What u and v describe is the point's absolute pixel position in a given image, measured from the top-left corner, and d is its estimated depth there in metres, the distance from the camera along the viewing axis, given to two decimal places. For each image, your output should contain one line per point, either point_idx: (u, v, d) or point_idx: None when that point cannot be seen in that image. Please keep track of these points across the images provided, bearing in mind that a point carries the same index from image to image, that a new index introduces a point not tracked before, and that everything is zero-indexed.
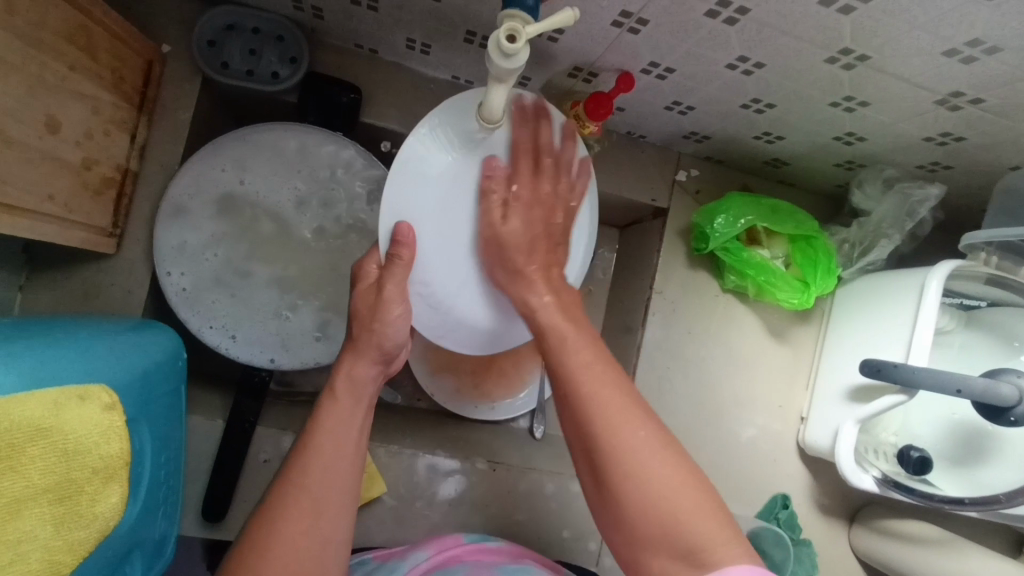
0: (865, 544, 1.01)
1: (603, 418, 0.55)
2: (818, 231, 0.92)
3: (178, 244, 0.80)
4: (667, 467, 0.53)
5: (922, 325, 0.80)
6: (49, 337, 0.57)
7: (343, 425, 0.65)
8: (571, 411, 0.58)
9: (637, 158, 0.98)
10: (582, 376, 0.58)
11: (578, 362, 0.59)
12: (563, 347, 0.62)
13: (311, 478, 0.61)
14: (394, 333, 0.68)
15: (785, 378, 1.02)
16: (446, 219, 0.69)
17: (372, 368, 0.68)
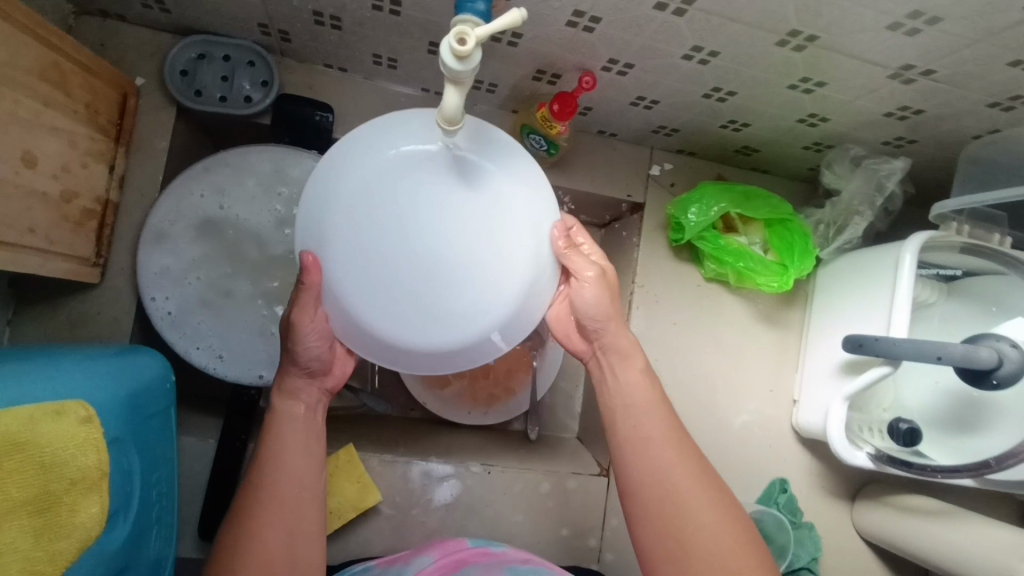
0: (870, 522, 1.00)
1: (644, 460, 0.68)
2: (792, 214, 0.93)
3: (162, 268, 0.81)
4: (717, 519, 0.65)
5: (901, 298, 0.81)
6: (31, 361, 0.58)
7: (289, 429, 0.68)
8: (630, 466, 0.69)
9: (611, 156, 0.99)
10: (645, 426, 0.70)
11: (642, 416, 0.70)
12: (643, 400, 0.71)
13: (272, 483, 0.65)
14: (309, 352, 0.67)
15: (775, 362, 1.03)
16: (355, 247, 0.63)
17: (301, 380, 0.70)
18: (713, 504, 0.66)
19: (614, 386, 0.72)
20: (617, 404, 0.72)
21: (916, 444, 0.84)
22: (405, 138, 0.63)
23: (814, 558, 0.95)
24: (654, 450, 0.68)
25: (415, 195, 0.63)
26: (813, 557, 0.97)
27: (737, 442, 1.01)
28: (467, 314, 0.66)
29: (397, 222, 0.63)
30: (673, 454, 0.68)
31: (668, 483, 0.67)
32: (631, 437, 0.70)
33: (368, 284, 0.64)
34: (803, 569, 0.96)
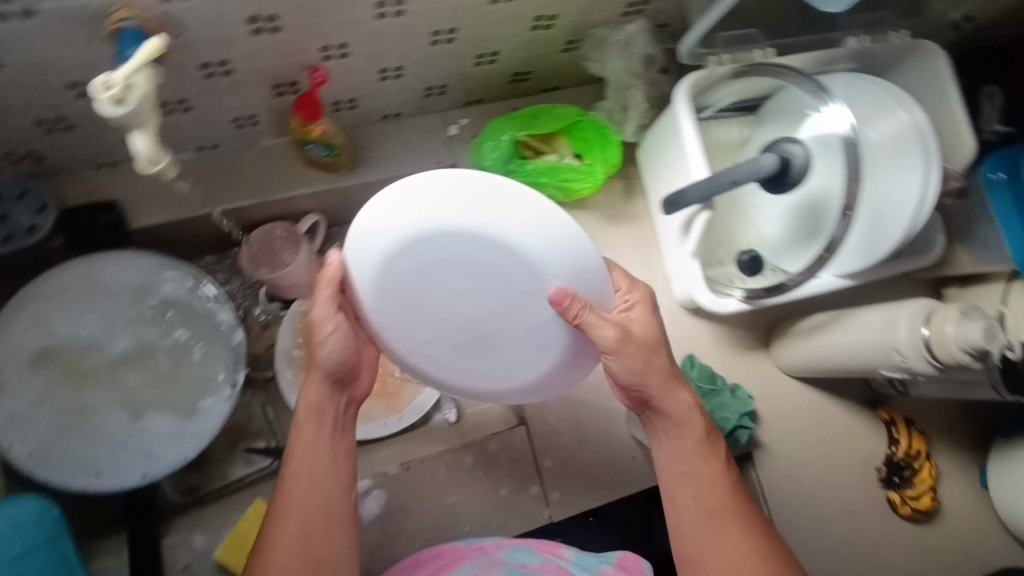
0: (788, 357, 1.03)
1: (688, 501, 0.75)
2: (581, 113, 0.95)
3: (9, 415, 0.80)
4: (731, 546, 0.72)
5: (689, 144, 0.83)
6: None
7: (308, 452, 0.72)
8: (686, 527, 0.75)
9: (405, 134, 1.01)
10: (683, 467, 0.77)
11: (687, 458, 0.77)
12: (706, 477, 0.76)
13: (292, 510, 0.70)
14: (331, 351, 0.74)
15: (640, 252, 1.05)
16: (413, 302, 0.70)
17: (320, 390, 0.75)
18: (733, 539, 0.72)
19: (668, 453, 0.78)
20: (676, 445, 0.77)
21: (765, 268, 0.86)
22: (457, 214, 0.62)
23: (742, 413, 0.98)
24: (692, 478, 0.76)
25: (472, 265, 0.66)
26: (743, 413, 0.99)
27: None
28: (520, 365, 0.75)
29: (432, 292, 0.69)
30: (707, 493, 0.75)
31: (701, 505, 0.75)
32: (676, 479, 0.77)
33: (408, 340, 0.74)
34: (739, 428, 0.99)
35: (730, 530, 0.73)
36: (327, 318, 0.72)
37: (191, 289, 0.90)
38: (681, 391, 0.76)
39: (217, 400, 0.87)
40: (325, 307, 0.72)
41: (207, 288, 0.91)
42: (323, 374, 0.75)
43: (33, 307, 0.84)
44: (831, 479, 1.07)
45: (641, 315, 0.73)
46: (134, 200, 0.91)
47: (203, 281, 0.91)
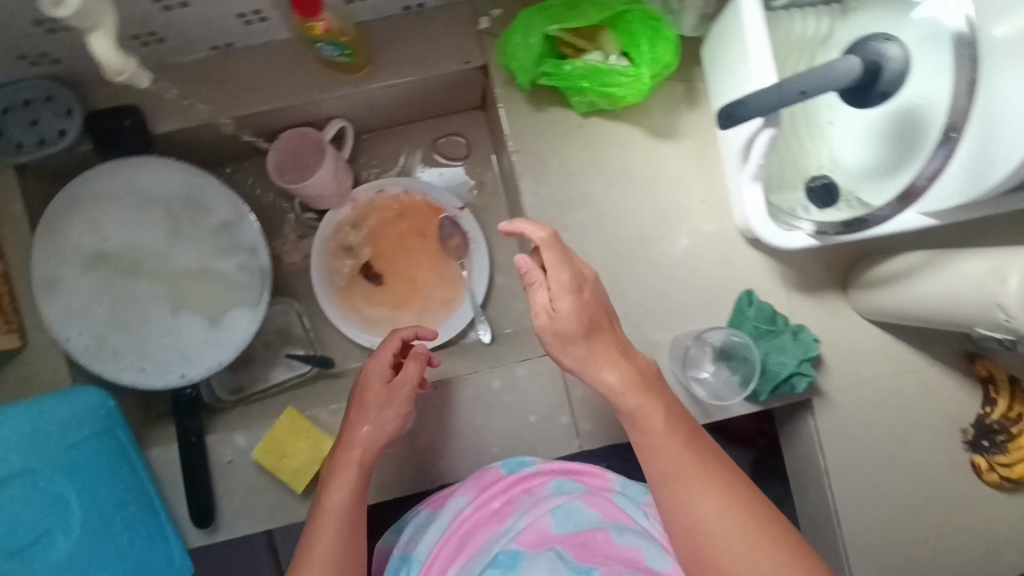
0: (868, 304, 0.89)
1: (648, 432, 0.71)
2: (628, 0, 0.79)
3: (67, 309, 0.87)
4: (717, 490, 0.68)
5: (753, 40, 0.69)
6: None
7: (347, 505, 0.78)
8: (669, 485, 0.69)
9: (429, 29, 0.89)
10: (648, 415, 0.72)
11: (642, 412, 0.72)
12: (642, 409, 0.72)
13: (326, 532, 0.76)
14: (382, 425, 0.81)
15: (699, 172, 0.92)
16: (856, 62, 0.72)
17: (371, 441, 0.80)
18: (717, 496, 0.67)
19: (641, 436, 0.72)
20: (609, 393, 0.73)
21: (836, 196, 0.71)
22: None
23: (801, 359, 0.87)
24: (653, 454, 0.71)
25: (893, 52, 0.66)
26: (802, 359, 0.88)
27: (687, 269, 0.93)
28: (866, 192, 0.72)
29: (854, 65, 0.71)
30: (688, 453, 0.70)
31: (653, 460, 0.71)
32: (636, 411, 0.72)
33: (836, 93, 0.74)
34: (795, 376, 0.88)
35: (711, 487, 0.68)
36: (367, 430, 0.80)
37: (234, 208, 0.89)
38: (601, 369, 0.72)
39: (244, 312, 0.89)
40: (382, 394, 0.82)
41: (247, 206, 0.90)
42: (385, 437, 0.81)
43: (90, 211, 0.87)
44: (908, 437, 0.94)
45: (562, 300, 0.70)
46: (153, 104, 0.89)
47: (248, 212, 0.89)
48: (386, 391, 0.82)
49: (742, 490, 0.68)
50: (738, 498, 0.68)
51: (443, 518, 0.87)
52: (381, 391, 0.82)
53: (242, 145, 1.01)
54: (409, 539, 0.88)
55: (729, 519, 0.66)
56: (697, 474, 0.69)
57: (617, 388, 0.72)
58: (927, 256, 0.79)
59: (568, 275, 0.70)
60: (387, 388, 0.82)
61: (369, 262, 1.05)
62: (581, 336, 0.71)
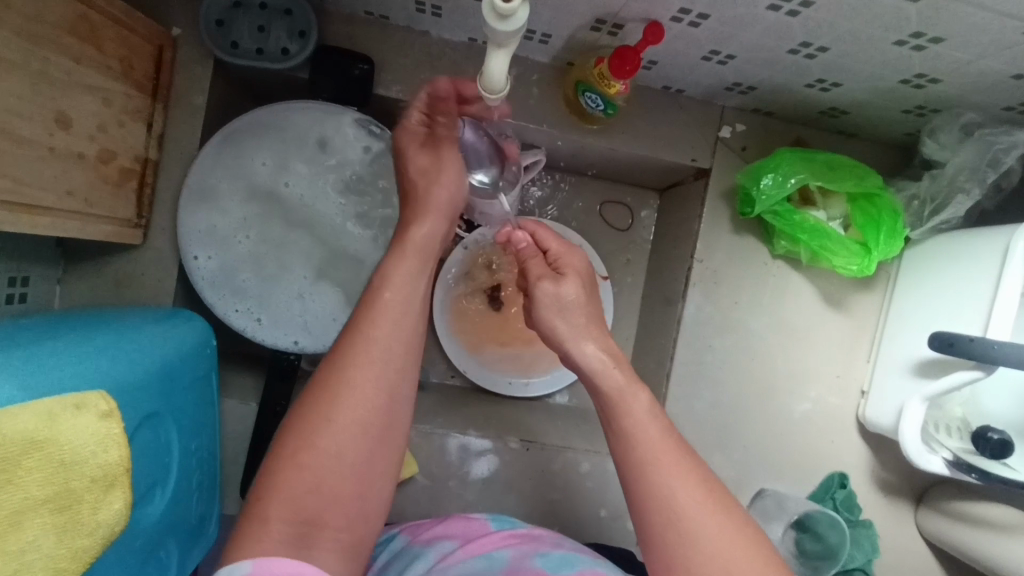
0: (935, 527, 0.94)
1: (663, 470, 0.58)
2: (882, 187, 0.81)
3: (207, 228, 0.81)
4: (747, 557, 0.55)
5: (1009, 286, 0.72)
6: (82, 338, 0.59)
7: (387, 350, 0.61)
8: (669, 534, 0.57)
9: (676, 116, 0.88)
10: (658, 454, 0.59)
11: (649, 446, 0.60)
12: (658, 462, 0.59)
13: (348, 410, 0.58)
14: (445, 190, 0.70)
15: (845, 350, 0.95)
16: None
17: (433, 230, 0.68)
18: (752, 555, 0.55)
19: (637, 478, 0.59)
20: (614, 421, 0.62)
21: (1007, 457, 0.76)
22: None
23: (871, 560, 0.90)
24: (674, 500, 0.57)
25: None
26: (869, 560, 0.91)
27: (795, 430, 0.95)
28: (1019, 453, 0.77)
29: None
30: (713, 513, 0.56)
31: (671, 505, 0.57)
32: (645, 444, 0.60)
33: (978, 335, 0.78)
34: (855, 572, 0.91)
35: (729, 533, 0.56)
36: (409, 276, 0.64)
37: None
38: (631, 394, 0.63)
39: None
40: (423, 159, 0.71)
41: None
42: (440, 214, 0.68)
43: (283, 145, 0.82)
44: None
45: (572, 288, 0.68)
46: (386, 65, 0.83)
47: None
48: (427, 143, 0.71)
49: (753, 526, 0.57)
50: (769, 555, 0.56)
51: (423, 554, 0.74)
52: (422, 146, 0.71)
53: None
54: (386, 565, 0.76)
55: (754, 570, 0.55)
56: (737, 542, 0.56)
57: (644, 421, 0.61)
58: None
59: (573, 274, 0.70)
60: (423, 150, 0.71)
61: (494, 290, 1.02)
62: (580, 317, 0.67)
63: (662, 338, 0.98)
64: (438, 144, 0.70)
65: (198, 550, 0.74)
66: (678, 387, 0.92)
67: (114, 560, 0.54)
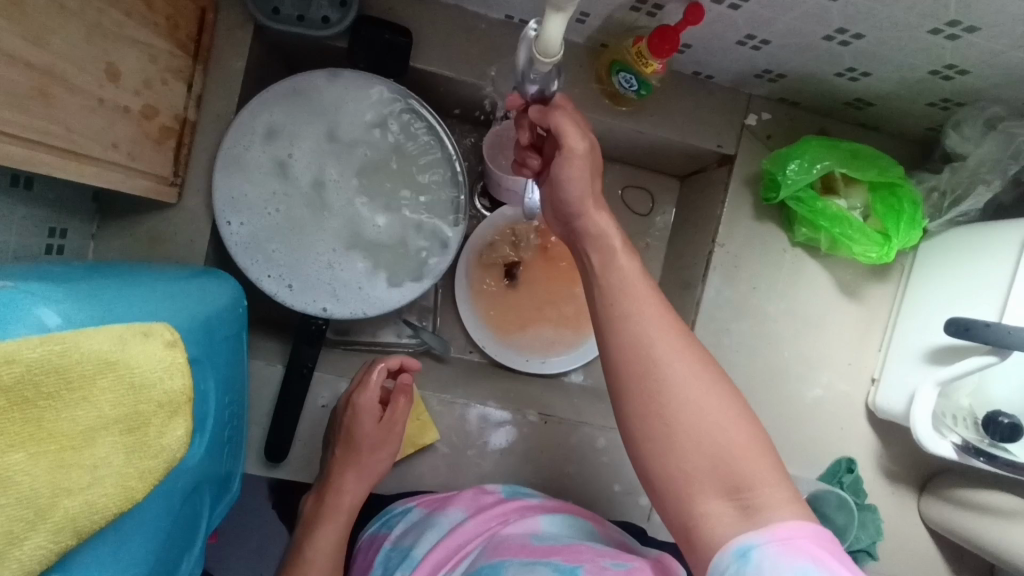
0: (937, 513, 0.97)
1: (646, 321, 0.59)
2: (904, 178, 0.84)
3: (242, 192, 0.82)
4: (719, 407, 0.57)
5: None
6: (129, 280, 0.60)
7: None
8: (648, 384, 0.58)
9: (703, 101, 0.90)
10: (643, 308, 0.60)
11: (636, 299, 0.61)
12: (643, 315, 0.60)
13: None
14: (377, 465, 0.83)
15: (858, 338, 0.97)
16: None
17: (359, 488, 0.82)
18: (726, 407, 0.57)
19: (619, 328, 0.60)
20: (604, 278, 0.63)
21: (1016, 440, 0.78)
22: None
23: (875, 541, 0.92)
24: (654, 348, 0.58)
25: None
26: (873, 542, 0.93)
27: (806, 416, 0.97)
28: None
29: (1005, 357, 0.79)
30: (691, 363, 0.58)
31: (650, 351, 0.58)
32: (631, 297, 0.61)
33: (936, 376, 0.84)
34: (861, 552, 0.93)
35: (710, 388, 0.57)
36: (335, 545, 0.80)
37: (447, 176, 0.88)
38: (623, 258, 0.64)
39: (412, 274, 0.87)
40: (375, 434, 0.81)
41: (461, 181, 0.88)
42: (366, 480, 0.82)
43: (319, 114, 0.84)
44: None
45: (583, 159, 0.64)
46: (423, 38, 0.85)
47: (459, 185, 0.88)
48: (382, 422, 0.82)
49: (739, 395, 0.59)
50: (751, 423, 0.57)
51: (437, 529, 0.77)
52: (376, 426, 0.81)
53: (462, 106, 0.97)
54: (401, 535, 0.79)
55: (730, 423, 0.56)
56: (710, 390, 0.57)
57: (632, 278, 0.62)
58: None
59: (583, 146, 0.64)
60: (378, 427, 0.81)
61: (515, 267, 1.03)
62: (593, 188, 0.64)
63: (679, 321, 0.99)
64: (392, 426, 0.82)
65: (222, 507, 0.75)
66: None
67: (162, 502, 0.54)
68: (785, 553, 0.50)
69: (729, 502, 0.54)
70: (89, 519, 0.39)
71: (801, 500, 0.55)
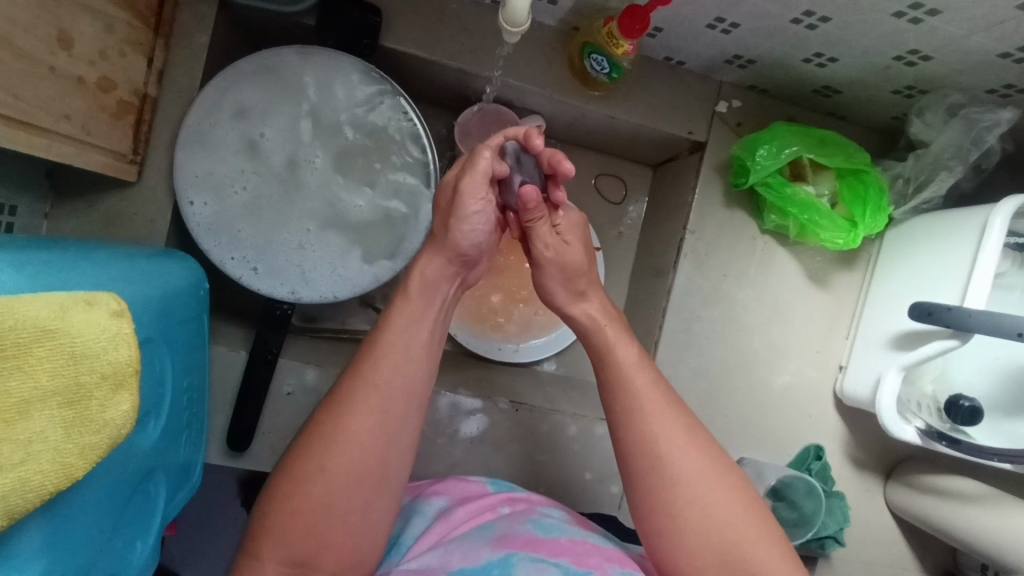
0: (902, 500, 0.98)
1: (651, 421, 0.62)
2: (869, 164, 0.85)
3: (206, 173, 0.79)
4: (725, 495, 0.60)
5: (985, 260, 0.75)
6: (80, 255, 0.58)
7: (366, 434, 0.59)
8: (653, 480, 0.61)
9: (675, 87, 0.90)
10: (646, 402, 0.63)
11: (639, 398, 0.63)
12: (646, 409, 0.63)
13: (336, 462, 0.58)
14: (470, 232, 0.64)
15: (826, 326, 0.98)
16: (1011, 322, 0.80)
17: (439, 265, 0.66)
18: (731, 493, 0.60)
19: (625, 424, 0.63)
20: (604, 372, 0.66)
21: (975, 423, 0.80)
22: None
23: (842, 527, 0.93)
24: (658, 445, 0.61)
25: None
26: (840, 527, 0.95)
27: (776, 403, 0.98)
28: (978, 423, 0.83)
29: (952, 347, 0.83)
30: (693, 454, 0.61)
31: (656, 448, 0.61)
32: (633, 392, 0.64)
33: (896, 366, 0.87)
34: (828, 539, 0.94)
35: (713, 476, 0.60)
36: (408, 323, 0.64)
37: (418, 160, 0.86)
38: (621, 349, 0.67)
39: (383, 260, 0.85)
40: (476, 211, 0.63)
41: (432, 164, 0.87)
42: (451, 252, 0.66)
43: (286, 93, 0.82)
44: None
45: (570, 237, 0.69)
46: (393, 17, 0.83)
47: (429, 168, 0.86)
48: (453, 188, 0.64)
49: (740, 475, 0.62)
50: (754, 500, 0.61)
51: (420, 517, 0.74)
52: (450, 192, 0.65)
53: (435, 90, 0.96)
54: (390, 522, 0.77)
55: (733, 506, 0.59)
56: (713, 478, 0.60)
57: (634, 375, 0.65)
58: (990, 491, 0.88)
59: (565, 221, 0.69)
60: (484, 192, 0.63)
61: None
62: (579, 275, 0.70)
63: (651, 309, 1.00)
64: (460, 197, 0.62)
65: (181, 495, 0.72)
66: (667, 355, 0.94)
67: (109, 484, 0.52)
68: None
69: None
70: (21, 498, 0.36)
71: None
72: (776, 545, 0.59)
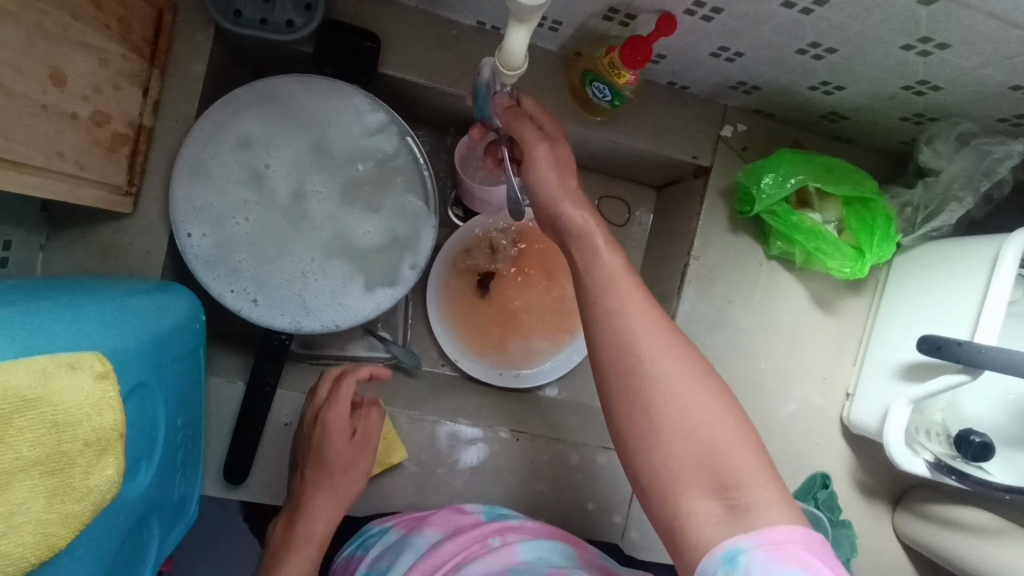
0: (911, 529, 0.96)
1: (630, 314, 0.57)
2: (878, 193, 0.83)
3: (204, 204, 0.78)
4: (707, 403, 0.54)
5: (996, 294, 0.73)
6: (70, 298, 0.57)
7: None
8: (628, 378, 0.55)
9: (679, 112, 0.89)
10: (626, 303, 0.58)
11: (620, 294, 0.59)
12: (626, 308, 0.57)
13: None
14: (352, 460, 0.81)
15: (833, 352, 0.96)
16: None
17: (331, 502, 0.79)
18: (712, 401, 0.54)
19: (604, 321, 0.58)
20: (586, 275, 0.61)
21: (987, 459, 0.78)
22: None
23: (849, 558, 0.91)
24: (638, 343, 0.56)
25: None
26: (847, 559, 0.92)
27: (781, 431, 0.96)
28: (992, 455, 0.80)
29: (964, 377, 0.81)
30: (675, 356, 0.55)
31: (635, 348, 0.56)
32: (614, 295, 0.59)
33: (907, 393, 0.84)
34: None
35: (695, 380, 0.54)
36: (324, 512, 0.78)
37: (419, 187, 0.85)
38: (607, 255, 0.62)
39: (383, 288, 0.84)
40: (345, 452, 0.80)
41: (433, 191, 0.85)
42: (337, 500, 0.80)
43: (284, 121, 0.81)
44: None
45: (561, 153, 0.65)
46: (392, 44, 0.82)
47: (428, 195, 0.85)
48: (346, 439, 0.80)
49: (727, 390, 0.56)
50: (739, 415, 0.54)
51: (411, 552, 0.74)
52: (338, 442, 0.79)
53: (435, 114, 0.94)
54: (377, 558, 0.77)
55: (714, 414, 0.53)
56: (695, 381, 0.54)
57: (618, 274, 0.60)
58: (1001, 522, 0.86)
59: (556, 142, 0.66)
60: (349, 445, 0.80)
61: (487, 278, 1.01)
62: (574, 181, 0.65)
63: None
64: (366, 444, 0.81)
65: (176, 532, 0.71)
66: None
67: (101, 536, 0.51)
68: (775, 560, 0.47)
69: (716, 501, 0.51)
70: (1, 572, 0.35)
71: (792, 502, 0.51)
72: (760, 465, 0.52)
